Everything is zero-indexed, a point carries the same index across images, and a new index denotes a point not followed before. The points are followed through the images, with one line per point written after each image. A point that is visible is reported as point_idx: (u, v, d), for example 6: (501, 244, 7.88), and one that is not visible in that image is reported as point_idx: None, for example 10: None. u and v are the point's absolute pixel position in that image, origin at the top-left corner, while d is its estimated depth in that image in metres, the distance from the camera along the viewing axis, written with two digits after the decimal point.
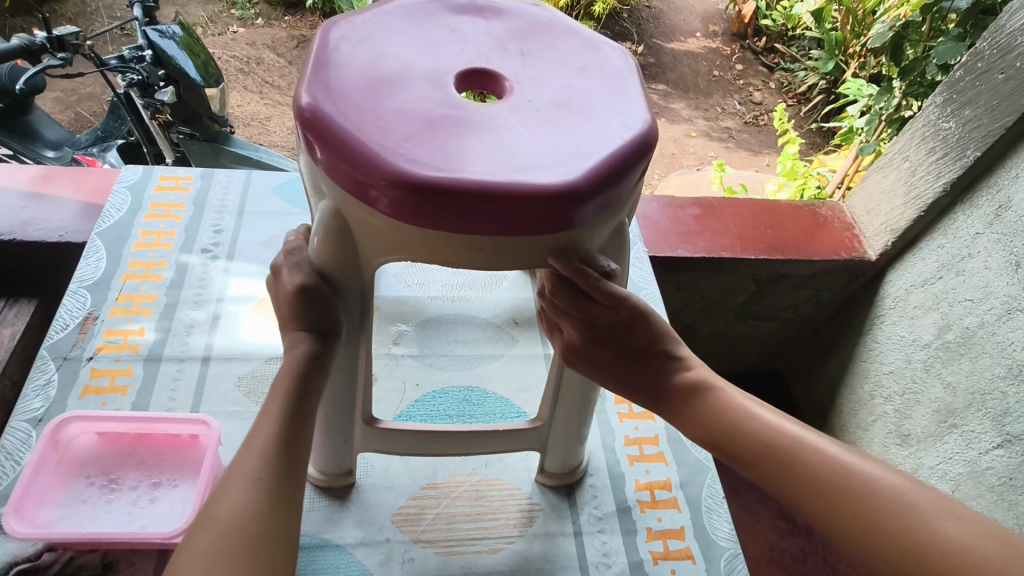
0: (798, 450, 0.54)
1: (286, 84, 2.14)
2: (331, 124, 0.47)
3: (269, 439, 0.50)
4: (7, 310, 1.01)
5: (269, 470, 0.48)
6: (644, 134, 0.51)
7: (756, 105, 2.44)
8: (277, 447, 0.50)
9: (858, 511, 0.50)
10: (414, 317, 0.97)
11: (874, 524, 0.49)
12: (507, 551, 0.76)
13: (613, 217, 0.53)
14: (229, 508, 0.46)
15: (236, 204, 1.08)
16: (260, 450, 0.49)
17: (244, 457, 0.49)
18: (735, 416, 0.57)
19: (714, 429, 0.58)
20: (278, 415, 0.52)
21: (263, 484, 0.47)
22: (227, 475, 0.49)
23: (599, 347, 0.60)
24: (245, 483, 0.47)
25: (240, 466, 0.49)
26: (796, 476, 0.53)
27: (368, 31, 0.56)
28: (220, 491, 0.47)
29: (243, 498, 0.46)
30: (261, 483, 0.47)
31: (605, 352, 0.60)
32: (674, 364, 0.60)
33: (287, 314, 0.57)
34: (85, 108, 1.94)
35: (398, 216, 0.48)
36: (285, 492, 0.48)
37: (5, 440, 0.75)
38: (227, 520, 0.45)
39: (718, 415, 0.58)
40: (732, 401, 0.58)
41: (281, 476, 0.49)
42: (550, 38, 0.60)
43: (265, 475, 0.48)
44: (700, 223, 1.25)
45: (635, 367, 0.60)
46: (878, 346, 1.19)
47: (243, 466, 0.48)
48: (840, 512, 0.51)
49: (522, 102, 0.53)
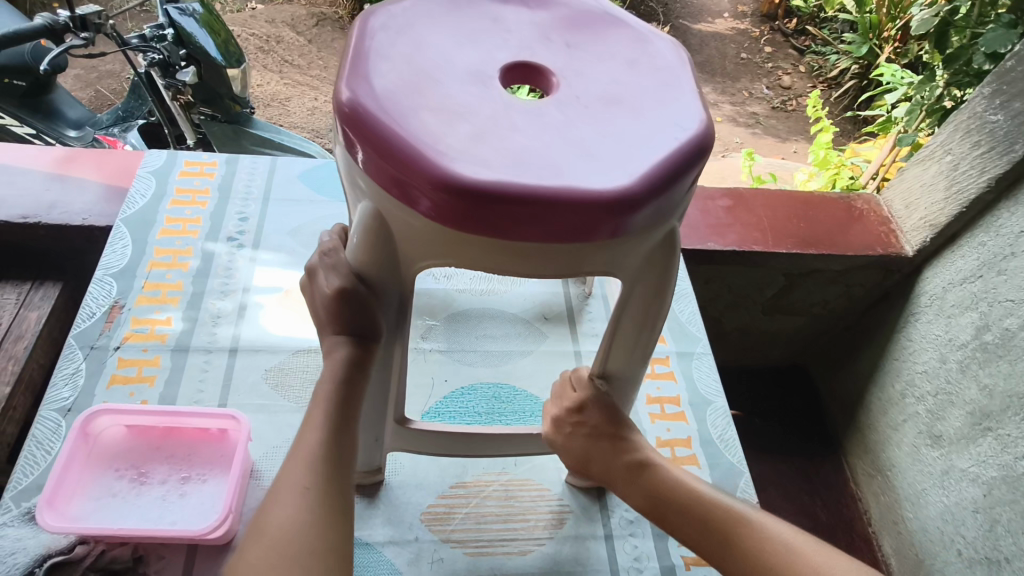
0: (714, 514, 0.62)
1: (306, 63, 2.10)
2: (372, 120, 0.45)
3: (313, 449, 0.52)
4: (33, 293, 1.00)
5: (315, 481, 0.50)
6: (700, 136, 0.48)
7: (785, 89, 2.37)
8: (320, 457, 0.51)
9: (755, 557, 0.58)
10: (443, 311, 0.96)
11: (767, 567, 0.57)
12: (537, 553, 0.75)
13: (665, 222, 0.50)
14: (279, 520, 0.47)
15: (261, 190, 1.07)
16: (305, 461, 0.51)
17: (290, 466, 0.51)
18: (669, 488, 0.64)
19: (653, 499, 0.64)
20: (323, 423, 0.53)
21: (309, 494, 0.49)
22: (277, 486, 0.50)
23: (570, 425, 0.68)
24: (293, 493, 0.49)
25: (288, 477, 0.50)
26: (713, 534, 0.61)
27: (408, 20, 0.53)
28: (270, 502, 0.49)
29: (293, 509, 0.48)
30: (308, 493, 0.49)
31: (569, 429, 0.68)
32: (627, 446, 0.67)
33: (324, 316, 0.57)
34: (105, 85, 1.93)
35: (441, 220, 0.45)
36: (333, 503, 0.50)
37: (35, 429, 0.75)
38: (278, 533, 0.47)
39: (658, 485, 0.64)
40: (670, 476, 0.65)
41: (328, 485, 0.50)
42: (597, 29, 0.57)
43: (311, 485, 0.50)
44: (732, 215, 1.21)
45: (596, 442, 0.67)
46: (911, 345, 1.15)
47: (292, 477, 0.50)
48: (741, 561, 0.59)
49: (570, 97, 0.50)
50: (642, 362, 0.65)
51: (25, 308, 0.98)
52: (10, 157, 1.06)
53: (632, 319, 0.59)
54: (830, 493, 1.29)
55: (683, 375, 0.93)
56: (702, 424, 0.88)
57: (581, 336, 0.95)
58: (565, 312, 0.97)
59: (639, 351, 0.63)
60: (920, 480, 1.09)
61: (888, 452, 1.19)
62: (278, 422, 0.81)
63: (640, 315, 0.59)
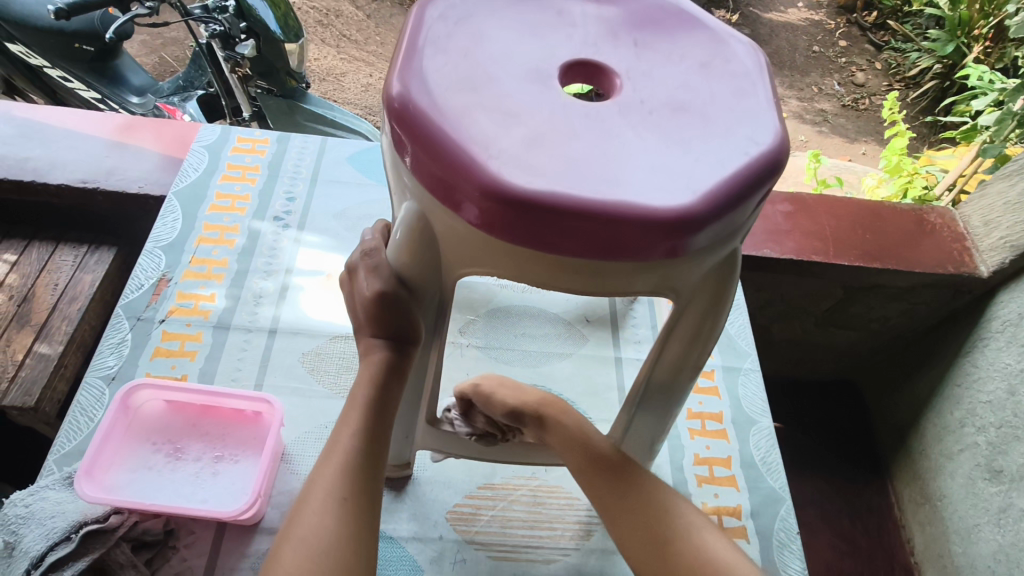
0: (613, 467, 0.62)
1: (363, 39, 2.09)
2: (423, 117, 0.42)
3: (347, 455, 0.51)
4: (89, 257, 1.03)
5: (352, 491, 0.49)
6: (774, 152, 0.44)
7: (858, 87, 2.23)
8: (353, 464, 0.51)
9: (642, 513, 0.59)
10: (483, 306, 0.94)
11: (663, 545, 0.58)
12: (561, 563, 0.73)
13: (727, 243, 0.46)
14: (314, 530, 0.47)
15: (311, 170, 1.07)
16: (340, 467, 0.50)
17: (324, 471, 0.50)
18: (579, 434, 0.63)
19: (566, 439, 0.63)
20: (358, 426, 0.53)
21: (347, 505, 0.49)
22: (307, 492, 0.50)
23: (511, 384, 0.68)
24: (331, 502, 0.49)
25: (322, 484, 0.50)
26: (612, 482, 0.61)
27: (467, 11, 0.50)
28: (302, 508, 0.49)
29: (329, 520, 0.48)
30: (346, 504, 0.49)
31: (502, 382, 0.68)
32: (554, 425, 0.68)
33: (363, 317, 0.56)
34: (168, 53, 1.96)
35: (485, 227, 0.43)
36: (367, 517, 0.50)
37: (80, 395, 0.77)
38: (314, 543, 0.46)
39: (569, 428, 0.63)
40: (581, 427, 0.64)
41: (363, 494, 0.50)
42: (668, 27, 0.53)
43: (349, 495, 0.49)
44: (792, 221, 1.14)
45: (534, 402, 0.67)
46: (976, 372, 1.06)
47: (326, 485, 0.49)
48: (635, 529, 0.59)
49: (634, 102, 0.46)
50: (689, 383, 0.61)
51: (80, 271, 1.01)
52: (74, 122, 1.08)
53: (682, 336, 0.56)
54: (873, 517, 1.22)
55: (728, 392, 0.89)
56: (744, 444, 0.84)
57: (623, 342, 0.91)
58: (608, 316, 0.94)
59: (687, 370, 0.59)
60: (974, 515, 1.01)
61: (938, 482, 1.11)
62: (312, 407, 0.81)
63: (690, 333, 0.55)
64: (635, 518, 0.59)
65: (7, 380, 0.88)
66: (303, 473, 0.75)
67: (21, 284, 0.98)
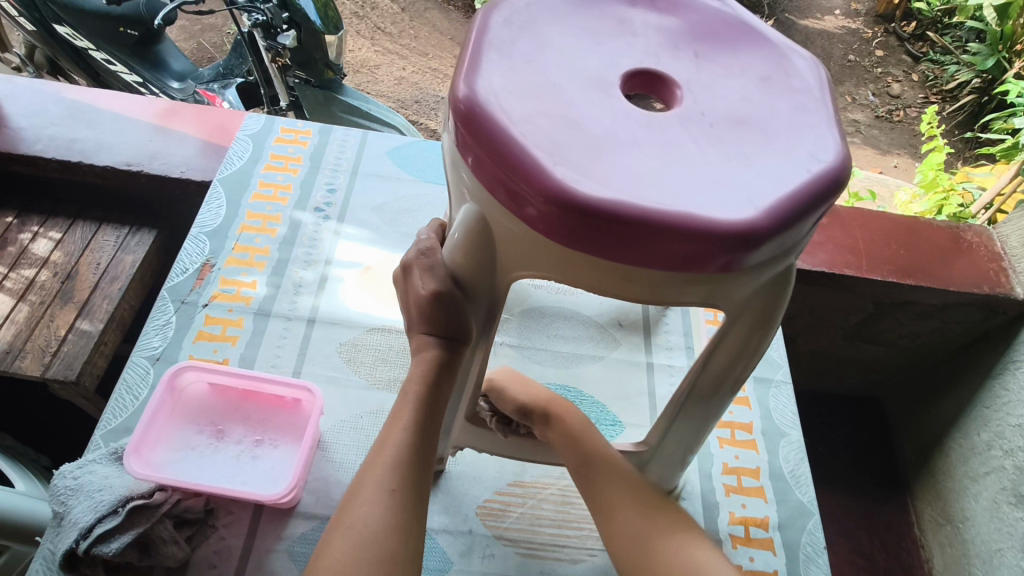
0: (598, 465, 0.67)
1: (398, 32, 2.10)
2: (489, 119, 0.43)
3: (397, 450, 0.53)
4: (130, 238, 1.05)
5: (402, 484, 0.51)
6: (835, 170, 0.45)
7: (893, 98, 2.20)
8: (406, 458, 0.53)
9: (619, 503, 0.65)
10: (517, 305, 0.95)
11: (644, 548, 0.61)
12: (587, 563, 0.74)
13: (782, 260, 0.47)
14: (366, 520, 0.49)
15: (351, 163, 1.08)
16: (393, 461, 0.52)
17: (376, 464, 0.52)
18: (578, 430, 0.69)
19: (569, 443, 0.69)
20: (410, 423, 0.54)
21: (396, 496, 0.50)
22: (358, 484, 0.52)
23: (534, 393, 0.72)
24: (381, 494, 0.50)
25: (374, 476, 0.51)
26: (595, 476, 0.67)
27: (531, 16, 0.51)
28: (353, 499, 0.51)
29: (381, 509, 0.50)
30: (395, 495, 0.50)
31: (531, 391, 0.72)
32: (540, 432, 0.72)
33: (416, 314, 0.58)
34: (206, 39, 2.00)
35: (546, 232, 0.44)
36: (416, 507, 0.51)
37: (126, 373, 0.80)
38: (363, 532, 0.48)
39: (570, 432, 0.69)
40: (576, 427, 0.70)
41: (412, 487, 0.52)
42: (729, 40, 0.53)
43: (398, 487, 0.51)
44: (824, 234, 1.14)
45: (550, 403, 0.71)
46: (1007, 395, 1.04)
47: (376, 477, 0.51)
48: (615, 516, 0.64)
49: (695, 113, 0.47)
50: (727, 397, 0.61)
51: (121, 251, 1.03)
52: (121, 106, 1.10)
53: (727, 348, 0.56)
54: (891, 534, 1.21)
55: (759, 403, 0.89)
56: (772, 456, 0.84)
57: (655, 348, 0.92)
58: (641, 321, 0.95)
59: (728, 385, 0.60)
60: (997, 539, 1.01)
61: (961, 503, 1.10)
62: (348, 396, 0.82)
63: (736, 345, 0.55)
64: (611, 513, 0.64)
65: (51, 354, 0.91)
66: (338, 461, 0.77)
67: (65, 261, 1.01)
